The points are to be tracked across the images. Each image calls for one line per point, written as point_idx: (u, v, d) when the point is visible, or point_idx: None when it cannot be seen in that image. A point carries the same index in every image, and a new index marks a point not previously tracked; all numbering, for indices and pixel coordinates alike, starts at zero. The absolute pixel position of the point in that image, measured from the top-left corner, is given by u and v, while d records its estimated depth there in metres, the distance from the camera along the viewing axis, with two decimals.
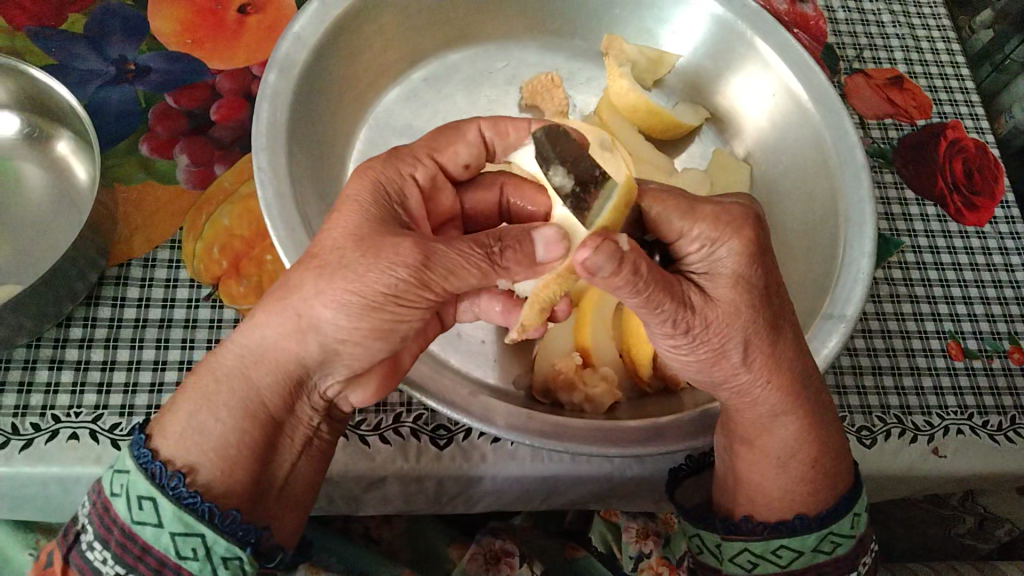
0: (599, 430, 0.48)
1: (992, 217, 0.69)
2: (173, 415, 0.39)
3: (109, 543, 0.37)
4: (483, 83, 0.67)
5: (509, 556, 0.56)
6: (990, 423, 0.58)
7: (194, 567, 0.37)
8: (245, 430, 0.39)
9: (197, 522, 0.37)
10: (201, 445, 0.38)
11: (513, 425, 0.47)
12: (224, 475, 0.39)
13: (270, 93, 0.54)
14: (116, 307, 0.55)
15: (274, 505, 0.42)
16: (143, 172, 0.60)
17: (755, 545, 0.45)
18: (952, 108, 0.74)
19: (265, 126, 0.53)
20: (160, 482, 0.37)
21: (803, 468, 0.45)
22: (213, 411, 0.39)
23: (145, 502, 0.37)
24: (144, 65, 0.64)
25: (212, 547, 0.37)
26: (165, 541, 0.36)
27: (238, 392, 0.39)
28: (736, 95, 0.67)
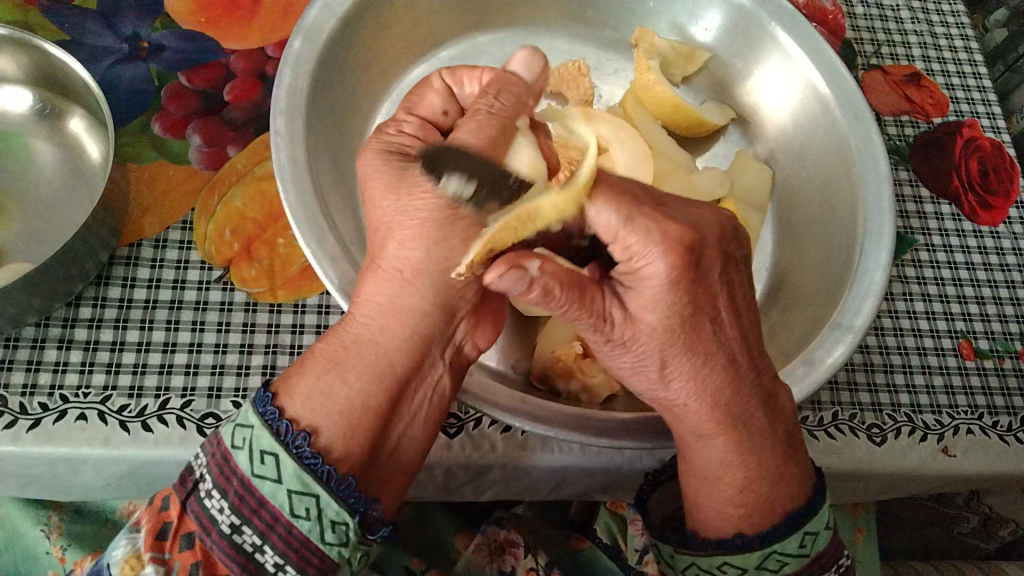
0: (579, 419, 0.47)
1: (1007, 217, 0.68)
2: (302, 377, 0.38)
3: (227, 492, 0.36)
4: None
5: (514, 546, 0.56)
6: (1000, 423, 0.58)
7: (305, 526, 0.35)
8: (371, 391, 0.39)
9: (315, 483, 0.35)
10: (328, 406, 0.37)
11: (507, 408, 0.47)
12: (345, 438, 0.37)
13: (294, 60, 0.54)
14: (127, 287, 0.55)
15: (387, 475, 0.40)
16: (155, 152, 0.59)
17: (700, 560, 0.43)
18: (968, 107, 0.74)
19: (285, 92, 0.53)
20: (283, 438, 0.36)
21: (734, 491, 0.43)
22: (340, 374, 0.38)
23: (267, 457, 0.35)
24: (157, 43, 0.63)
25: (324, 509, 0.35)
26: (282, 498, 0.35)
27: (369, 359, 0.39)
28: (763, 100, 0.66)
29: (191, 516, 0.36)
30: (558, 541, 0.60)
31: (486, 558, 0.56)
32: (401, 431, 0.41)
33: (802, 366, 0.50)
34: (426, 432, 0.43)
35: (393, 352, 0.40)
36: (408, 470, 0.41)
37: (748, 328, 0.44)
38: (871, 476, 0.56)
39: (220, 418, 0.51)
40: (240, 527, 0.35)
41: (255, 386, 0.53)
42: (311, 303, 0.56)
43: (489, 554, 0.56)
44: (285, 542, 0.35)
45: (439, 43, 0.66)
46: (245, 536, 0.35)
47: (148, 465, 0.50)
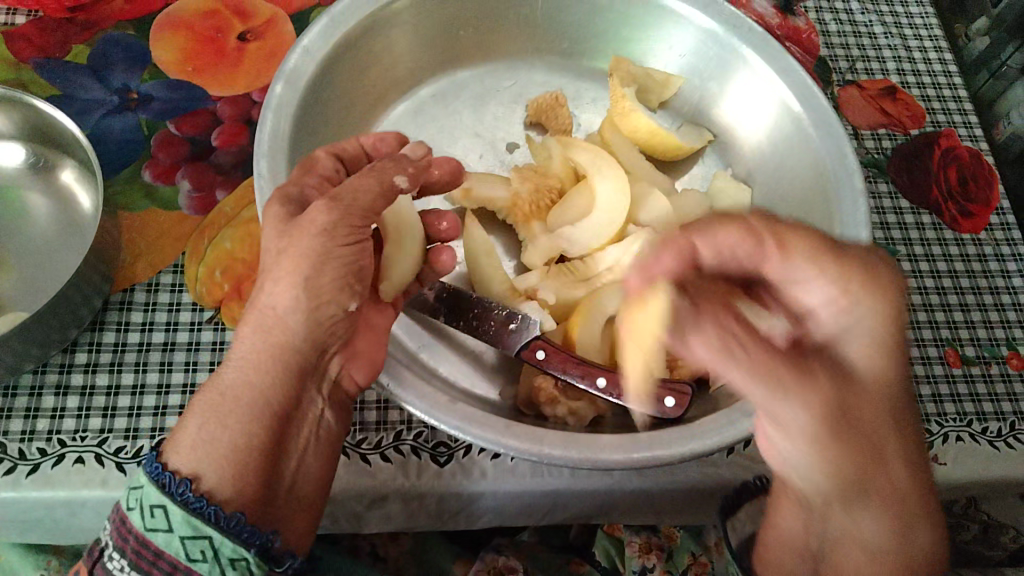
0: (559, 436, 0.48)
1: (988, 224, 0.69)
2: (183, 432, 0.42)
3: (126, 551, 0.40)
4: (490, 100, 0.68)
5: (512, 573, 0.59)
6: (989, 429, 0.58)
7: (204, 567, 0.40)
8: (251, 430, 0.43)
9: (204, 526, 0.40)
10: (211, 448, 0.41)
11: (482, 429, 0.47)
12: (230, 479, 0.41)
13: (276, 104, 0.56)
14: (121, 332, 0.56)
15: (290, 512, 0.45)
16: (146, 199, 0.61)
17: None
18: (945, 117, 0.75)
19: (268, 135, 0.54)
20: (172, 492, 0.40)
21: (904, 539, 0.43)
22: (219, 419, 0.42)
23: (156, 510, 0.40)
24: (146, 93, 0.65)
25: (220, 548, 0.40)
26: (176, 545, 0.40)
27: (243, 397, 0.43)
28: (740, 121, 0.67)
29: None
30: (558, 564, 0.61)
31: None
32: (289, 450, 0.45)
33: (747, 420, 0.49)
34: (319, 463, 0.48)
35: (265, 397, 0.43)
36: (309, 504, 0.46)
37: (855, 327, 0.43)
38: None
39: None
40: None
41: None
42: None
43: None
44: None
45: (421, 80, 0.68)
46: None
47: None
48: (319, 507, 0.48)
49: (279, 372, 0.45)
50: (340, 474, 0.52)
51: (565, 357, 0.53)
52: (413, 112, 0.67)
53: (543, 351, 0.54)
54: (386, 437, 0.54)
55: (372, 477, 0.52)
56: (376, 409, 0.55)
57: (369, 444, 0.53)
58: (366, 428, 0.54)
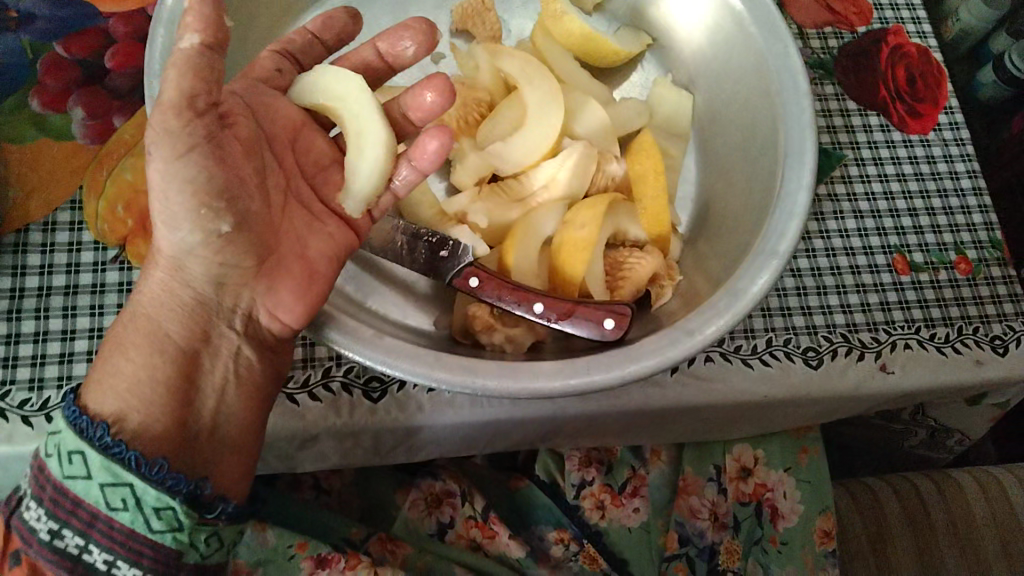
0: (497, 366, 0.46)
1: (936, 123, 0.67)
2: (98, 376, 0.42)
3: (43, 501, 0.39)
4: (411, 6, 0.63)
5: (451, 496, 0.59)
6: (937, 335, 0.57)
7: (126, 517, 0.38)
8: (155, 366, 0.42)
9: (123, 471, 0.38)
10: (117, 386, 0.41)
11: (413, 365, 0.45)
12: (147, 417, 0.40)
13: (167, 16, 0.50)
14: (17, 276, 0.51)
15: (222, 462, 0.43)
16: (35, 129, 0.55)
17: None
18: (893, 12, 0.71)
19: (160, 52, 0.49)
20: (92, 438, 0.39)
21: None
22: (125, 355, 0.42)
23: (74, 456, 0.38)
24: (27, 12, 0.59)
25: (141, 497, 0.38)
26: (94, 493, 0.38)
27: (145, 330, 0.43)
28: (680, 24, 0.63)
29: (14, 532, 0.39)
30: (498, 480, 0.63)
31: (423, 512, 0.58)
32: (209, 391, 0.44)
33: (688, 339, 0.47)
34: (247, 406, 0.45)
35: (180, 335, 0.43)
36: (237, 446, 0.44)
37: None
38: (810, 399, 0.55)
39: None
40: (59, 532, 0.38)
41: None
42: None
43: (426, 508, 0.58)
44: (107, 535, 0.38)
45: None
46: (67, 540, 0.38)
47: None
48: (249, 454, 0.44)
49: (180, 309, 0.44)
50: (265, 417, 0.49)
51: (499, 282, 0.50)
52: None
53: (477, 279, 0.50)
54: (314, 374, 0.51)
55: (300, 418, 0.49)
56: (302, 346, 0.52)
57: (297, 383, 0.50)
58: (293, 367, 0.51)
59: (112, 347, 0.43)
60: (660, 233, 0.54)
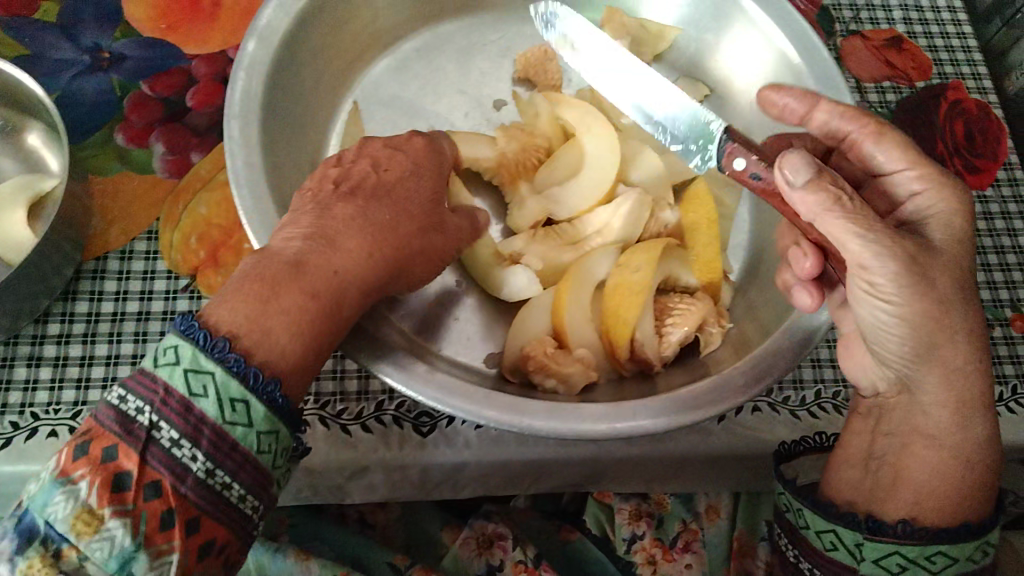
0: (536, 404, 0.46)
1: (994, 180, 0.66)
2: (242, 307, 0.38)
3: (162, 413, 0.35)
4: (476, 55, 0.65)
5: (503, 539, 0.58)
6: (991, 393, 0.56)
7: (208, 405, 0.35)
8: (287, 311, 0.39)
9: (206, 360, 0.36)
10: (279, 319, 0.38)
11: (469, 401, 0.46)
12: (280, 355, 0.38)
13: (248, 61, 0.53)
14: (94, 301, 0.54)
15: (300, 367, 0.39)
16: (119, 163, 0.59)
17: (908, 550, 0.44)
18: (952, 69, 0.71)
19: (239, 94, 0.52)
20: (252, 384, 0.36)
21: (978, 475, 0.43)
22: (278, 311, 0.39)
23: (238, 404, 0.36)
24: (118, 52, 0.63)
25: (221, 385, 0.36)
26: (253, 440, 0.36)
27: (308, 307, 0.39)
28: (738, 74, 0.64)
29: (153, 465, 0.35)
30: (549, 531, 0.61)
31: (473, 552, 0.58)
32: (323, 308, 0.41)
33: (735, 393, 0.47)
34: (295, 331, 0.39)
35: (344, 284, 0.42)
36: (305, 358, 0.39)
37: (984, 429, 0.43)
38: None
39: None
40: (177, 442, 0.35)
41: None
42: None
43: (477, 547, 0.58)
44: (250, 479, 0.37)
45: (404, 35, 0.65)
46: (184, 450, 0.35)
47: None
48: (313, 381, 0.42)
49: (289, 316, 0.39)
50: (318, 447, 0.51)
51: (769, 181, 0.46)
52: (395, 68, 0.64)
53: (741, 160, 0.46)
54: (368, 406, 0.52)
55: (352, 449, 0.51)
56: (357, 378, 0.53)
57: (350, 414, 0.52)
58: (347, 398, 0.52)
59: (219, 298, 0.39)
60: (711, 280, 0.55)
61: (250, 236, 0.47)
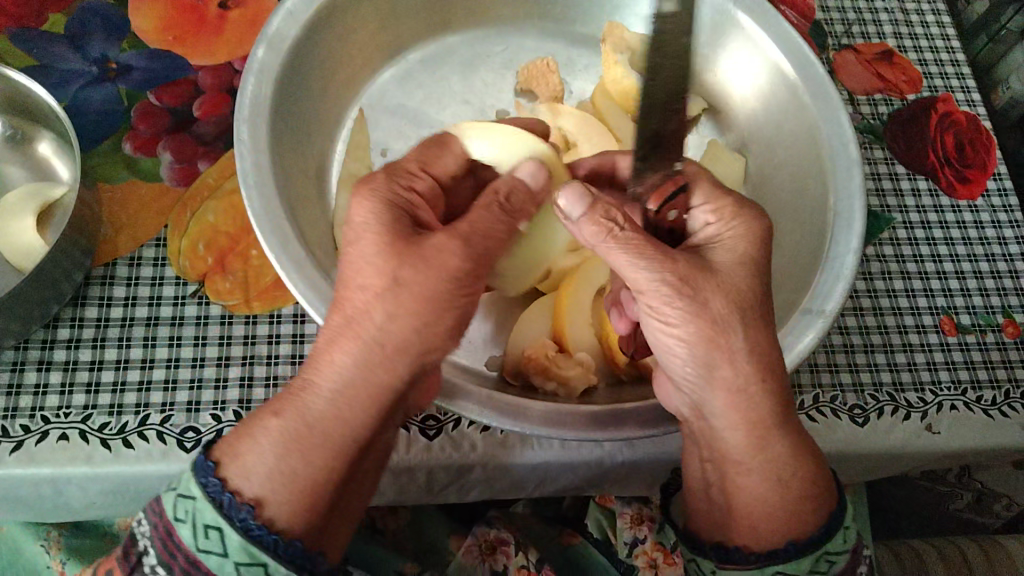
0: (537, 409, 0.47)
1: (984, 190, 0.68)
2: (258, 452, 0.36)
3: (174, 570, 0.35)
4: (480, 66, 0.67)
5: (505, 544, 0.58)
6: (985, 397, 0.58)
7: (212, 562, 0.34)
8: (294, 452, 0.36)
9: (227, 526, 0.34)
10: (274, 474, 0.35)
11: (462, 402, 0.47)
12: (291, 510, 0.35)
13: (258, 68, 0.54)
14: (103, 307, 0.55)
15: (333, 528, 0.38)
16: (126, 171, 0.60)
17: (751, 575, 0.42)
18: (942, 82, 0.73)
19: (248, 99, 0.53)
20: (228, 512, 0.34)
21: (789, 486, 0.43)
22: (289, 454, 0.36)
23: (212, 532, 0.34)
24: (126, 63, 0.64)
25: (228, 547, 0.34)
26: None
27: (324, 436, 0.37)
28: (735, 88, 0.66)
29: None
30: (551, 535, 0.62)
31: (477, 559, 0.58)
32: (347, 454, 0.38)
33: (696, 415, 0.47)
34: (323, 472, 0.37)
35: (345, 422, 0.38)
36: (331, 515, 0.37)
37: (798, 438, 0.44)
38: (860, 457, 0.56)
39: (199, 431, 0.51)
40: None
41: (234, 399, 0.53)
42: (286, 312, 0.57)
43: (480, 554, 0.58)
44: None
45: (407, 47, 0.66)
46: None
47: (129, 481, 0.51)
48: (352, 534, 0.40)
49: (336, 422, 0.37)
50: None
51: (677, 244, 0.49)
52: (400, 78, 0.66)
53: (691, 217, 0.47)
54: None
55: None
56: None
57: None
58: None
59: (265, 410, 0.37)
60: None
61: (262, 241, 0.48)
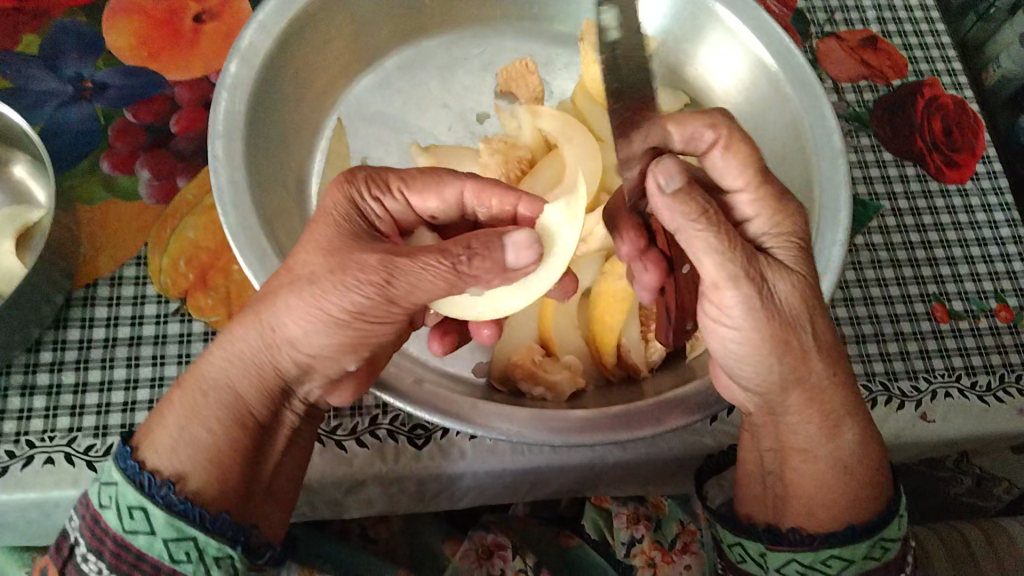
0: (520, 416, 0.47)
1: (974, 173, 0.67)
2: (163, 428, 0.39)
3: (103, 554, 0.37)
4: (458, 69, 0.66)
5: (502, 549, 0.58)
6: (979, 384, 0.57)
7: (140, 540, 0.37)
8: (205, 428, 0.39)
9: (151, 504, 0.37)
10: (190, 450, 0.38)
11: (450, 412, 0.46)
12: (213, 481, 0.39)
13: (231, 82, 0.54)
14: (85, 328, 0.55)
15: (262, 501, 0.42)
16: (105, 190, 0.59)
17: (805, 555, 0.43)
18: (928, 65, 0.72)
19: (222, 117, 0.53)
20: (149, 492, 0.37)
21: (857, 475, 0.44)
22: (203, 422, 0.39)
23: (135, 512, 0.37)
24: (101, 81, 0.63)
25: (155, 523, 0.37)
26: (158, 548, 0.37)
27: (228, 405, 0.40)
28: (716, 81, 0.66)
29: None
30: (548, 539, 0.61)
31: (473, 564, 0.57)
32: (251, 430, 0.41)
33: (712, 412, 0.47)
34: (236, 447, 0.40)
35: (243, 398, 0.40)
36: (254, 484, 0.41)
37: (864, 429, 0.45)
38: None
39: None
40: None
41: None
42: None
43: (477, 558, 0.57)
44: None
45: (384, 53, 0.66)
46: None
47: None
48: (290, 503, 0.45)
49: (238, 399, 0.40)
50: (314, 463, 0.51)
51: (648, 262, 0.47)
52: (378, 84, 0.65)
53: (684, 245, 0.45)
54: (362, 421, 0.52)
55: (347, 465, 0.51)
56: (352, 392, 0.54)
57: (345, 429, 0.52)
58: (340, 414, 0.52)
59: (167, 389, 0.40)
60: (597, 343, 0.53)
61: (239, 257, 0.48)
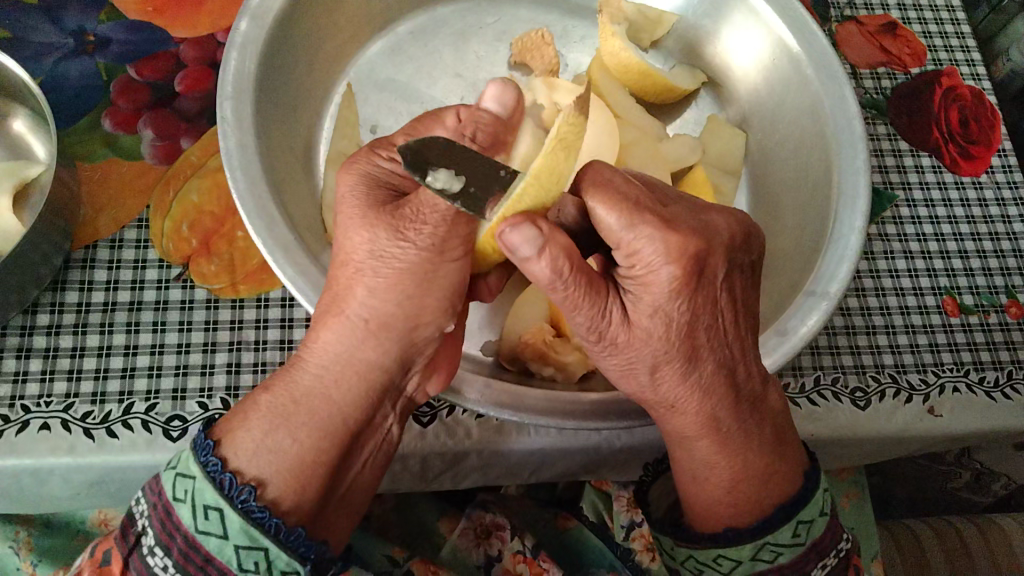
0: (541, 404, 0.46)
1: (989, 167, 0.66)
2: (246, 429, 0.37)
3: (171, 549, 0.35)
4: (472, 39, 0.64)
5: (500, 529, 0.57)
6: (987, 379, 0.57)
7: (212, 543, 0.34)
8: (290, 427, 0.37)
9: (227, 506, 0.34)
10: (272, 458, 0.36)
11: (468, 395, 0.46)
12: (290, 484, 0.36)
13: (241, 41, 0.52)
14: (84, 291, 0.53)
15: (334, 513, 0.40)
16: (107, 149, 0.57)
17: (696, 552, 0.44)
18: (946, 54, 0.71)
19: (231, 75, 0.51)
20: (227, 493, 0.34)
21: (729, 479, 0.42)
22: (291, 431, 0.37)
23: (211, 513, 0.34)
24: (104, 35, 0.61)
25: (229, 527, 0.34)
26: (228, 555, 0.34)
27: (319, 415, 0.38)
28: (736, 61, 0.64)
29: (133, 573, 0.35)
30: (545, 519, 0.60)
31: (472, 542, 0.56)
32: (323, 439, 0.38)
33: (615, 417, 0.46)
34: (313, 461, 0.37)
35: (316, 387, 0.38)
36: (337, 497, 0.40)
37: (746, 425, 0.42)
38: (858, 441, 0.55)
39: (186, 419, 0.50)
40: None
41: (221, 385, 0.52)
42: (273, 296, 0.55)
43: (476, 537, 0.56)
44: None
45: (397, 17, 0.64)
46: None
47: (115, 470, 0.49)
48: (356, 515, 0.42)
49: (317, 412, 0.38)
50: None
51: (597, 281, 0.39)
52: (389, 51, 0.63)
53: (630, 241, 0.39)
54: None
55: None
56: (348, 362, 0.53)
57: None
58: None
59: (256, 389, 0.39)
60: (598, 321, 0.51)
61: (247, 223, 0.46)
